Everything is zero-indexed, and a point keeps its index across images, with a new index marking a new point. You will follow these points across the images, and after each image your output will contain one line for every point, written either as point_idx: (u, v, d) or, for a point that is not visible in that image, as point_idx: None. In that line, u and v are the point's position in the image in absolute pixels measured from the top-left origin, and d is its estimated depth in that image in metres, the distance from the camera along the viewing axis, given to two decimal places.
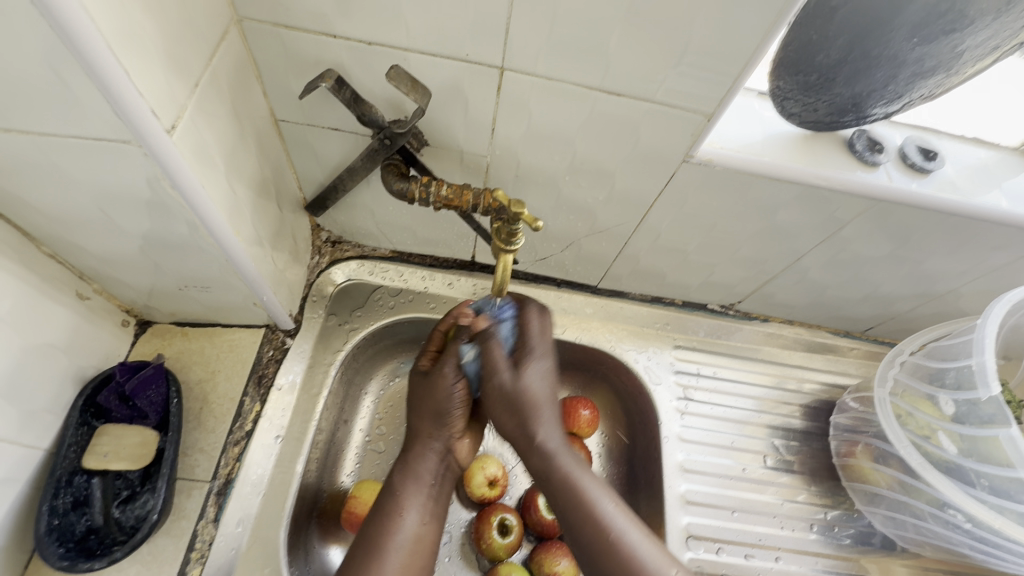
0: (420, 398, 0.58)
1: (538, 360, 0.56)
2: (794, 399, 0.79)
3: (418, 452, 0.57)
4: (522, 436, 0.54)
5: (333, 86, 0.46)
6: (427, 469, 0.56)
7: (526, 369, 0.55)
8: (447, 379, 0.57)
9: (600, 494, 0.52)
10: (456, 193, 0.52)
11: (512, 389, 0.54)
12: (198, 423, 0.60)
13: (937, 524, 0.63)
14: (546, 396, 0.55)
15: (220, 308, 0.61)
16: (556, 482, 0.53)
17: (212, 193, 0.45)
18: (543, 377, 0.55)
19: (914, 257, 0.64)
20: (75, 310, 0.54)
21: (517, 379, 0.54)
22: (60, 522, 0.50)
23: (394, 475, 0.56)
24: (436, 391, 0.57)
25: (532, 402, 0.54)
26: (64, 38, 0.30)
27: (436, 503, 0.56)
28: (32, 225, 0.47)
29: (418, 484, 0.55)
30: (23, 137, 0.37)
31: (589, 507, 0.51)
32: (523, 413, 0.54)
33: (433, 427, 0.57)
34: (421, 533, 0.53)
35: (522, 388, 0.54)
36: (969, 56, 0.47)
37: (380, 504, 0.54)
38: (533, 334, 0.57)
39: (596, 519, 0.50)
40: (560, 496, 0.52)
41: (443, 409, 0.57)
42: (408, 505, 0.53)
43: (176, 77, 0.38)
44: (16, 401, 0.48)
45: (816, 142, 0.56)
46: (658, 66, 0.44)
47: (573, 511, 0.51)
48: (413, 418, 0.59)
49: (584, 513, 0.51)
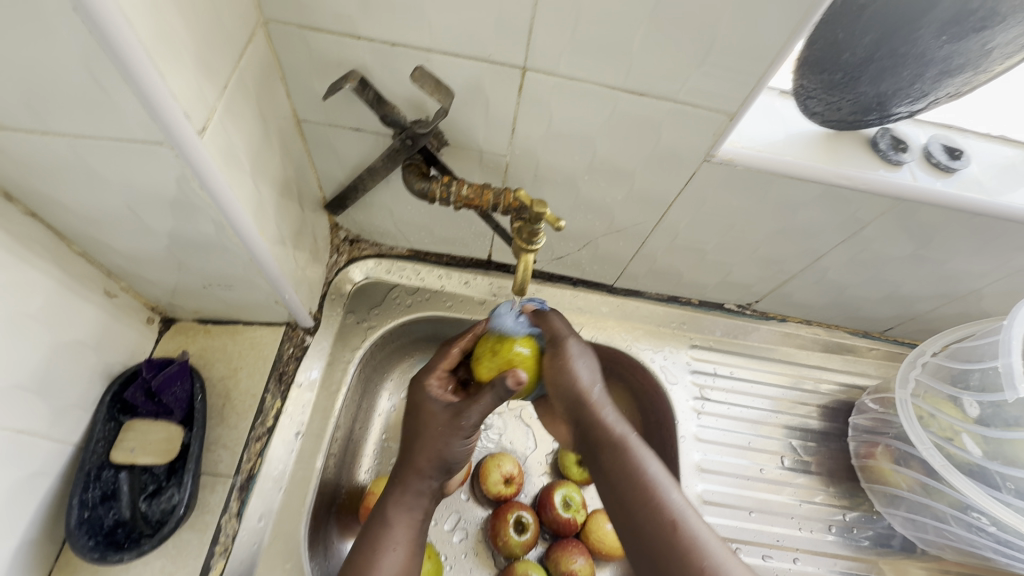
0: (427, 436, 0.57)
1: (584, 347, 0.59)
2: (811, 399, 0.78)
3: (414, 487, 0.56)
4: (585, 406, 0.56)
5: (356, 87, 0.46)
6: (421, 503, 0.57)
7: (579, 350, 0.57)
8: (466, 436, 0.56)
9: (657, 471, 0.53)
10: (476, 192, 0.53)
11: (573, 363, 0.56)
12: (220, 419, 0.61)
13: (960, 527, 0.63)
14: (597, 377, 0.57)
15: (242, 307, 0.62)
16: (615, 452, 0.54)
17: (239, 193, 0.45)
18: (591, 363, 0.58)
19: (936, 257, 0.64)
20: (103, 308, 0.55)
21: (574, 358, 0.57)
22: (90, 515, 0.51)
23: (386, 505, 0.56)
24: (448, 436, 0.56)
25: (588, 380, 0.56)
26: (102, 41, 0.31)
27: (422, 533, 0.57)
28: (63, 224, 0.48)
29: (410, 516, 0.56)
30: (59, 139, 0.38)
31: (647, 480, 0.52)
32: (581, 387, 0.56)
33: (432, 468, 0.56)
34: (407, 566, 0.54)
35: (576, 368, 0.56)
36: (999, 53, 0.47)
37: (371, 532, 0.54)
38: (570, 331, 0.59)
39: (643, 476, 0.52)
40: (620, 467, 0.53)
41: (452, 454, 0.56)
42: (398, 539, 0.54)
43: (206, 79, 0.39)
44: (47, 396, 0.49)
45: (839, 142, 0.55)
46: (679, 65, 0.44)
47: (628, 473, 0.53)
48: (415, 450, 0.57)
49: (639, 476, 0.52)
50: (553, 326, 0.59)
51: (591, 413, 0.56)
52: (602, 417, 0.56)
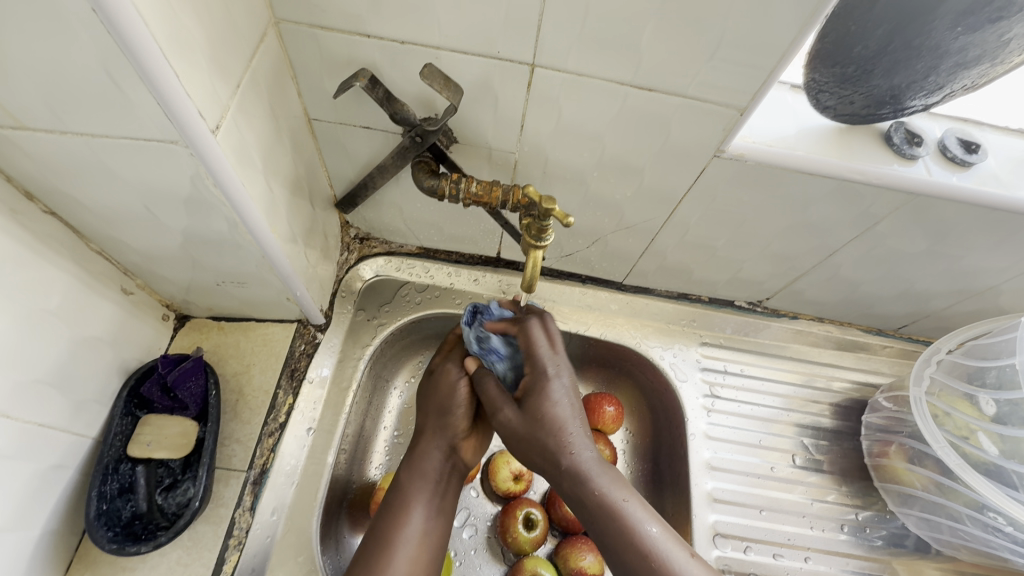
0: (429, 394, 0.61)
1: (555, 377, 0.53)
2: (824, 397, 0.77)
3: (423, 448, 0.58)
4: (551, 467, 0.51)
5: (367, 85, 0.46)
6: (433, 466, 0.57)
7: (540, 394, 0.52)
8: (451, 376, 0.61)
9: (643, 518, 0.48)
10: (486, 189, 0.53)
11: (518, 424, 0.52)
12: (234, 414, 0.62)
13: (976, 527, 0.62)
14: (571, 415, 0.51)
15: (255, 304, 0.63)
16: (591, 509, 0.49)
17: (252, 191, 0.46)
18: (565, 394, 0.52)
19: (952, 253, 0.63)
20: (120, 304, 0.56)
21: (528, 413, 0.52)
22: (108, 507, 0.52)
23: (401, 472, 0.57)
24: (439, 387, 0.61)
25: (554, 426, 0.51)
26: (120, 41, 0.31)
27: (443, 500, 0.57)
28: (81, 222, 0.49)
29: (423, 480, 0.56)
30: (77, 138, 0.39)
31: (633, 530, 0.47)
32: (551, 438, 0.50)
33: (436, 425, 0.59)
34: (426, 530, 0.54)
35: (541, 415, 0.51)
36: (1016, 44, 0.46)
37: (388, 501, 0.55)
38: (542, 348, 0.54)
39: (620, 523, 0.47)
40: (597, 525, 0.48)
41: (448, 407, 0.59)
42: (413, 501, 0.55)
43: (220, 78, 0.39)
44: (66, 390, 0.50)
45: (852, 136, 0.54)
46: (688, 60, 0.44)
47: (615, 533, 0.47)
48: (422, 417, 0.61)
49: (621, 527, 0.47)
50: (536, 334, 0.55)
51: (563, 472, 0.50)
52: (576, 476, 0.50)
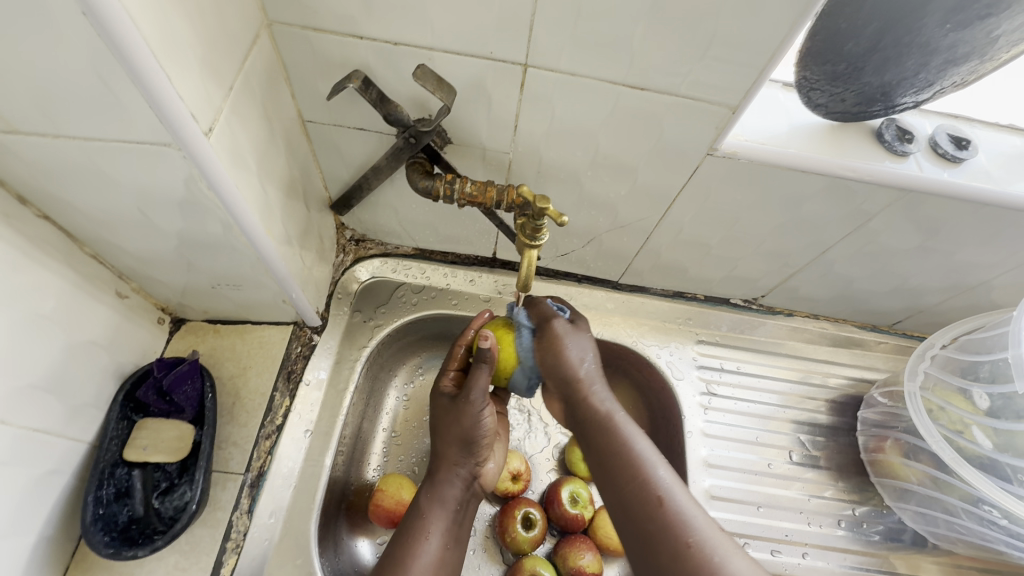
0: (445, 424, 0.60)
1: (582, 333, 0.58)
2: (820, 394, 0.78)
3: (444, 477, 0.58)
4: (567, 386, 0.56)
5: (360, 86, 0.47)
6: (453, 494, 0.58)
7: (570, 334, 0.57)
8: (475, 407, 0.58)
9: (650, 454, 0.51)
10: (480, 189, 0.53)
11: (562, 335, 0.57)
12: (231, 417, 0.62)
13: (971, 521, 0.62)
14: (595, 374, 0.56)
15: (251, 306, 0.63)
16: (599, 433, 0.53)
17: (246, 193, 0.46)
18: (588, 344, 0.58)
19: (945, 249, 0.63)
20: (115, 308, 0.56)
21: (563, 331, 0.57)
22: (104, 512, 0.52)
23: (420, 497, 0.57)
24: (463, 417, 0.58)
25: (576, 367, 0.56)
26: (109, 44, 0.31)
27: (459, 527, 0.58)
28: (75, 226, 0.49)
29: (444, 507, 0.57)
30: (70, 142, 0.39)
31: (636, 462, 0.50)
32: (570, 362, 0.56)
33: (459, 455, 0.59)
34: (444, 556, 0.54)
35: (564, 351, 0.56)
36: (1005, 41, 0.47)
37: (406, 526, 0.55)
38: (563, 320, 0.58)
39: (626, 451, 0.51)
40: (605, 453, 0.52)
41: (472, 433, 0.58)
42: (433, 527, 0.55)
43: (212, 80, 0.39)
44: (60, 395, 0.50)
45: (844, 133, 0.55)
46: (680, 58, 0.44)
47: (619, 460, 0.51)
48: (440, 441, 0.60)
49: (625, 458, 0.50)
50: (548, 308, 0.59)
51: (581, 395, 0.55)
52: (591, 399, 0.55)
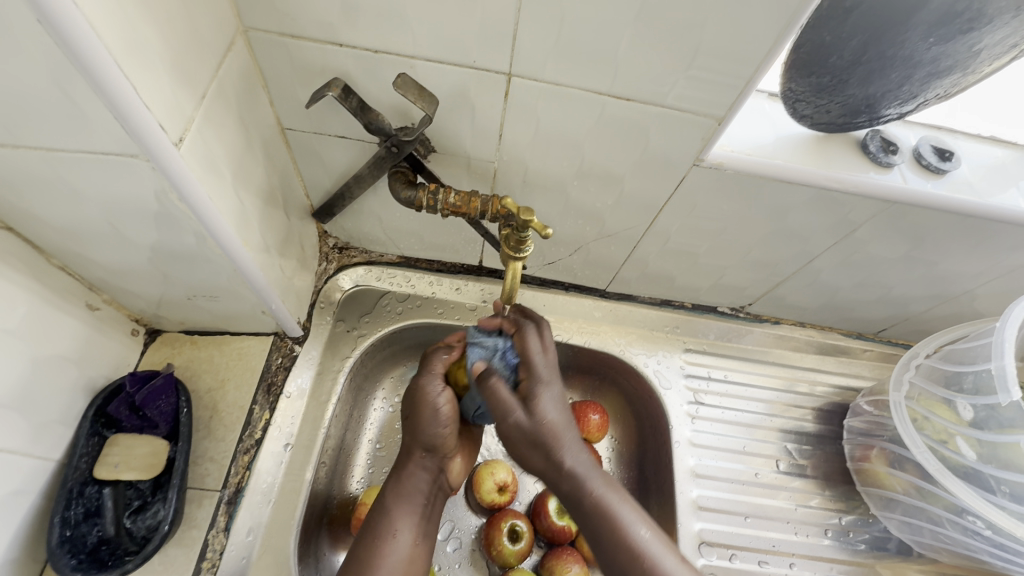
0: (408, 414, 0.58)
1: (547, 386, 0.52)
2: (807, 402, 0.78)
3: (409, 471, 0.57)
4: (548, 469, 0.51)
5: (339, 95, 0.45)
6: (420, 488, 0.57)
7: (537, 401, 0.51)
8: (430, 393, 0.56)
9: (635, 521, 0.49)
10: (463, 200, 0.52)
11: (528, 426, 0.50)
12: (208, 432, 0.60)
13: (956, 531, 0.62)
14: (564, 422, 0.51)
15: (228, 317, 0.61)
16: (589, 510, 0.49)
17: (220, 204, 0.45)
18: (558, 403, 0.52)
19: (929, 259, 0.63)
20: (85, 320, 0.54)
21: (532, 417, 0.50)
22: (72, 534, 0.50)
23: (386, 494, 0.56)
24: (421, 405, 0.57)
25: (552, 434, 0.50)
26: (70, 56, 0.30)
27: (428, 522, 0.57)
28: (41, 237, 0.47)
29: (410, 502, 0.56)
30: (31, 153, 0.37)
31: (625, 530, 0.48)
32: (544, 452, 0.50)
33: (425, 445, 0.57)
34: (413, 553, 0.54)
35: (539, 424, 0.50)
36: (986, 54, 0.47)
37: (373, 521, 0.54)
38: (538, 363, 0.52)
39: (631, 544, 0.47)
40: (593, 524, 0.49)
41: (432, 425, 0.57)
42: (400, 526, 0.54)
43: (183, 88, 0.38)
44: (27, 412, 0.48)
45: (829, 144, 0.55)
46: (667, 68, 0.44)
47: (609, 536, 0.48)
48: (406, 431, 0.59)
49: (614, 528, 0.48)
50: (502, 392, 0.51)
51: (557, 477, 0.50)
52: (569, 474, 0.50)
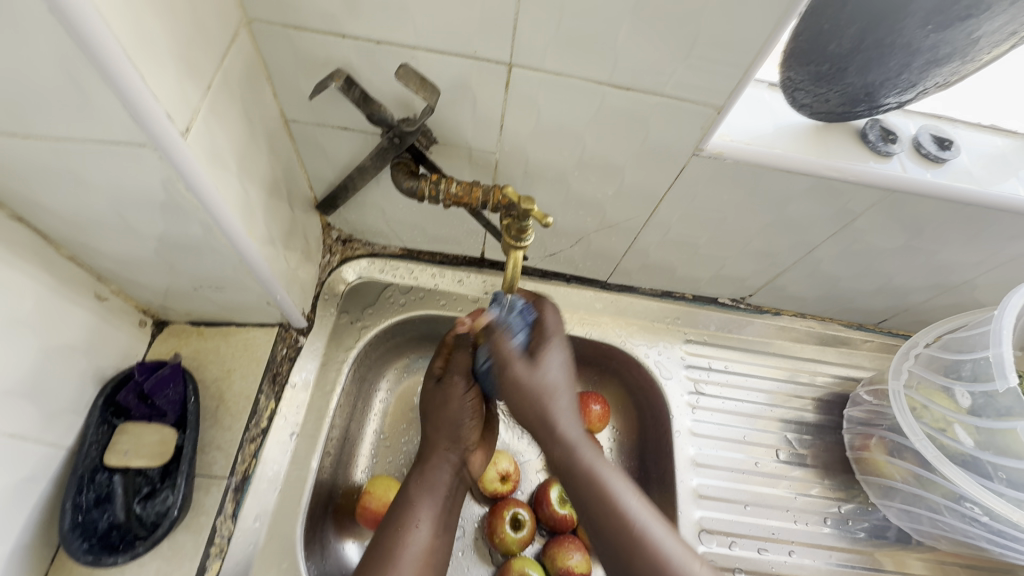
0: (434, 410, 0.61)
1: (556, 348, 0.56)
2: (807, 392, 0.78)
3: (433, 464, 0.59)
4: (543, 429, 0.54)
5: (342, 86, 0.47)
6: (443, 480, 0.59)
7: (543, 359, 0.54)
8: (458, 390, 0.60)
9: (624, 491, 0.51)
10: (465, 189, 0.53)
11: (528, 381, 0.53)
12: (214, 421, 0.60)
13: (954, 518, 0.63)
14: (563, 385, 0.54)
15: (234, 308, 0.62)
16: (577, 475, 0.52)
17: (225, 194, 0.45)
18: (561, 367, 0.55)
19: (928, 248, 0.64)
20: (93, 310, 0.55)
21: (533, 370, 0.53)
22: (85, 519, 0.52)
23: (409, 485, 0.58)
24: (449, 400, 0.60)
25: (549, 392, 0.53)
26: (79, 44, 0.30)
27: (449, 514, 0.58)
28: (50, 227, 0.48)
29: (433, 493, 0.58)
30: (40, 143, 0.38)
31: (613, 496, 0.50)
32: (540, 401, 0.53)
33: (448, 439, 0.60)
34: (433, 544, 0.55)
35: (539, 379, 0.53)
36: (985, 42, 0.47)
37: (395, 512, 0.56)
38: (549, 327, 0.57)
39: (621, 511, 0.50)
40: (579, 485, 0.51)
41: (456, 419, 0.60)
42: (422, 516, 0.55)
43: (188, 79, 0.38)
44: (38, 400, 0.49)
45: (828, 134, 0.55)
46: (666, 57, 0.44)
47: (596, 497, 0.50)
48: (428, 428, 0.61)
49: (599, 492, 0.51)
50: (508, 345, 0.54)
51: (549, 435, 0.53)
52: (564, 440, 0.53)
